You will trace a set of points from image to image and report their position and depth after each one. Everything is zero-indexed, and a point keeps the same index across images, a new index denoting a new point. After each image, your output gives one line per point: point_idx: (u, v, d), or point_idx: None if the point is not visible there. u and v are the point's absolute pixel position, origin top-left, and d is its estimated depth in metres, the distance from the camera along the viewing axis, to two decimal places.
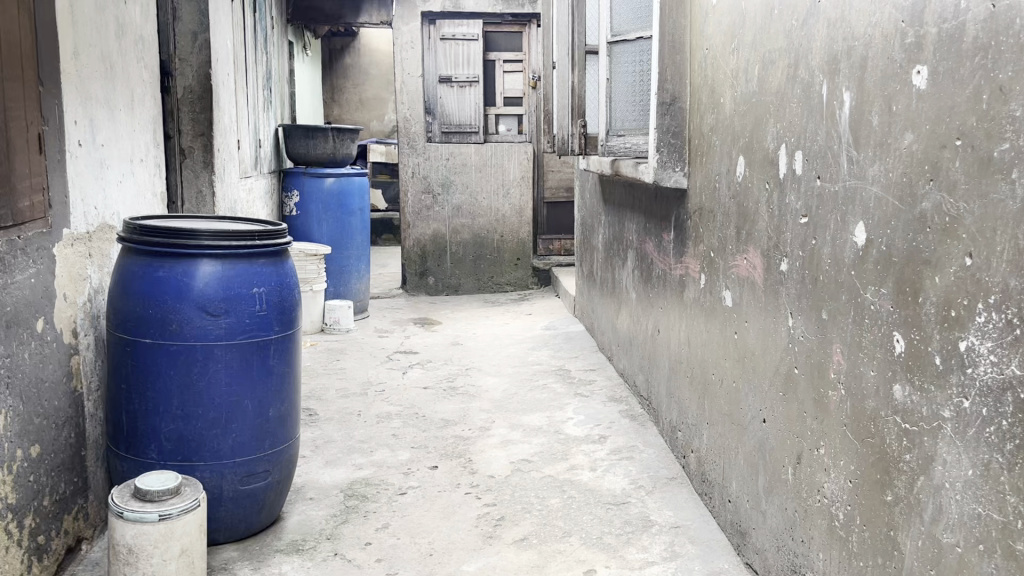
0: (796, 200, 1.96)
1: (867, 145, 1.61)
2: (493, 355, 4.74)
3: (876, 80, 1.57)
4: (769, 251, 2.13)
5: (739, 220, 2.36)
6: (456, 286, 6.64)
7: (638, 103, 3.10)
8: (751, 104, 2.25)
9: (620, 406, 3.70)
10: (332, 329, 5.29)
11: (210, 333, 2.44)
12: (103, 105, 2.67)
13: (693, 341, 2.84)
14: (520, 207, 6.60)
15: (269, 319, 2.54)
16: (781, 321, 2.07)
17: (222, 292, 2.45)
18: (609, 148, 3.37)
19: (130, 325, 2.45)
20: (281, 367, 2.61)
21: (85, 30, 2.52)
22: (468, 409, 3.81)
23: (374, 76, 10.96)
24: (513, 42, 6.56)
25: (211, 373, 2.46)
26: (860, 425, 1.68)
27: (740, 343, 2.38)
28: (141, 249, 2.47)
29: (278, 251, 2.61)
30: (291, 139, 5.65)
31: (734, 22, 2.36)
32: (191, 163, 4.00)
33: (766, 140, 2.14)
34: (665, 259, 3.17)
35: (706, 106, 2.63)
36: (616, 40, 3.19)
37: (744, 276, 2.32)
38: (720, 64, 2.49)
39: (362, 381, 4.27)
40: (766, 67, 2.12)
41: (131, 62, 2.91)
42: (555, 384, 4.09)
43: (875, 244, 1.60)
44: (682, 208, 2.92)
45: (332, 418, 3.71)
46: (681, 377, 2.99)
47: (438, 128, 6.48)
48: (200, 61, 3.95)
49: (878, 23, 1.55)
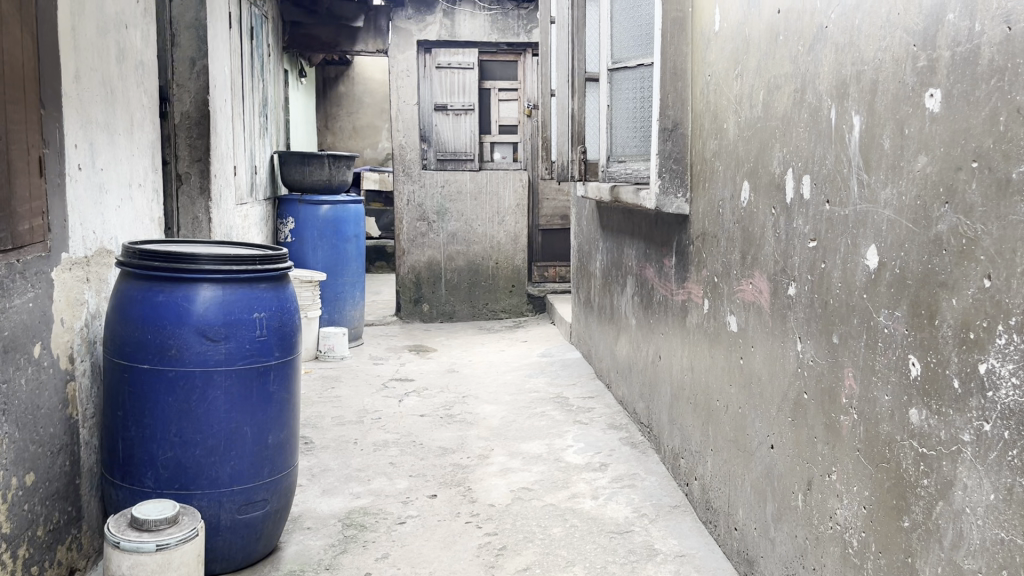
0: (805, 223, 1.96)
1: (879, 168, 1.61)
2: (490, 382, 4.70)
3: (887, 103, 1.57)
4: (776, 275, 2.12)
5: (744, 244, 2.36)
6: (450, 313, 6.62)
7: (639, 130, 3.11)
8: (755, 130, 2.25)
9: (620, 433, 3.67)
10: (327, 356, 5.25)
11: (209, 359, 2.41)
12: (103, 129, 2.65)
13: (696, 367, 2.82)
14: (515, 234, 6.60)
15: (270, 344, 2.51)
16: (789, 345, 2.06)
17: (222, 317, 2.42)
18: (609, 174, 3.38)
19: (127, 350, 2.42)
20: (281, 394, 2.57)
21: (86, 54, 2.51)
22: (466, 437, 3.77)
23: (368, 105, 11.03)
24: (508, 71, 6.62)
25: (210, 399, 2.42)
26: (874, 450, 1.66)
27: (745, 368, 2.36)
28: (140, 273, 2.44)
29: (278, 276, 2.59)
30: (287, 166, 5.64)
31: (738, 48, 2.38)
32: (187, 189, 3.97)
33: (772, 164, 2.14)
34: (666, 285, 3.17)
35: (709, 132, 2.63)
36: (617, 67, 3.21)
37: (750, 300, 2.32)
38: (723, 90, 2.50)
39: (358, 409, 4.22)
40: (771, 93, 2.13)
41: (131, 86, 2.90)
42: (554, 411, 4.05)
43: (887, 267, 1.59)
44: (684, 234, 2.92)
45: (329, 446, 3.67)
46: (683, 404, 2.97)
47: (433, 155, 6.53)
48: (198, 87, 3.94)
49: (889, 47, 1.56)
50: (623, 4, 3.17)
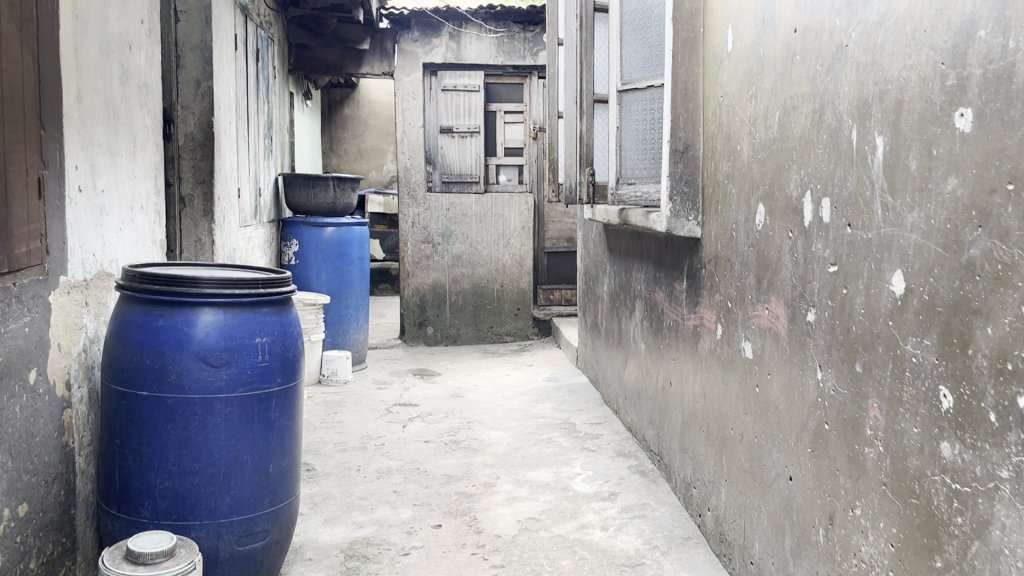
0: (824, 247, 1.90)
1: (904, 190, 1.55)
2: (496, 407, 4.62)
3: (913, 123, 1.51)
4: (794, 300, 2.06)
5: (759, 269, 2.30)
6: (455, 336, 6.55)
7: (649, 152, 3.07)
8: (771, 151, 2.20)
9: (629, 461, 3.59)
10: (330, 380, 5.18)
11: (209, 385, 2.34)
12: (104, 151, 2.61)
13: (708, 394, 2.75)
14: (520, 257, 6.55)
15: (272, 370, 2.45)
16: (808, 374, 1.99)
17: (223, 341, 2.36)
18: (618, 197, 3.33)
19: (126, 376, 2.35)
20: (282, 421, 2.51)
21: (89, 75, 2.47)
22: (471, 464, 3.69)
23: (373, 127, 11.03)
24: (514, 94, 6.59)
25: (209, 427, 2.35)
26: (901, 485, 1.59)
27: (761, 397, 2.29)
28: (140, 297, 2.39)
29: (281, 300, 2.54)
30: (291, 188, 5.60)
31: (752, 68, 2.33)
32: (190, 212, 3.93)
33: (789, 187, 2.08)
34: (676, 310, 3.10)
35: (721, 153, 2.58)
36: (626, 89, 3.17)
37: (766, 326, 2.25)
38: (737, 111, 2.45)
39: (361, 435, 4.14)
40: (787, 114, 2.08)
41: (133, 107, 2.86)
42: (561, 438, 3.97)
43: (914, 293, 1.53)
44: (695, 257, 2.87)
45: (331, 473, 3.59)
46: (695, 431, 2.90)
47: (438, 178, 6.49)
48: (203, 108, 3.91)
49: (914, 66, 1.50)
50: (632, 25, 3.14)
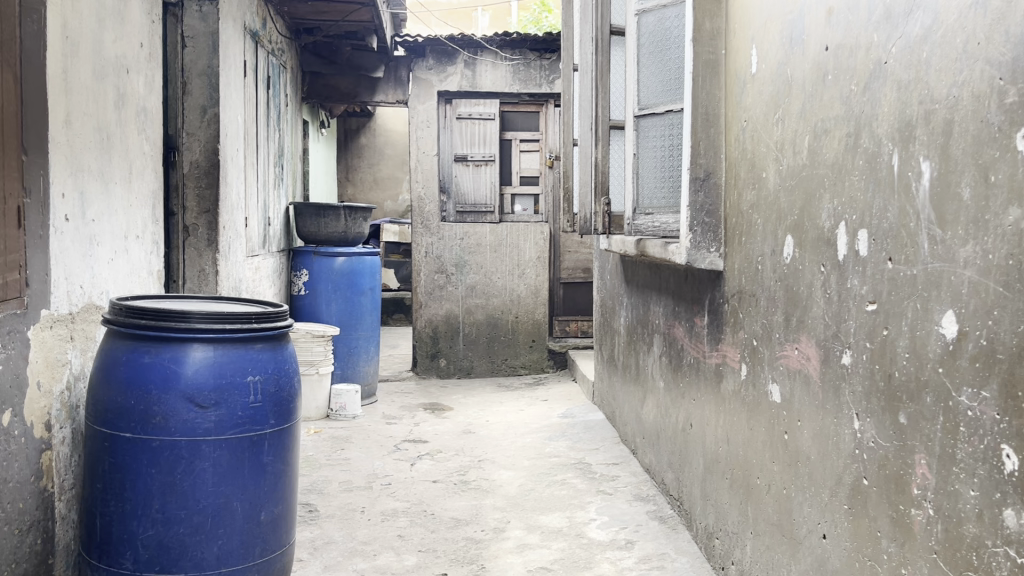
0: (861, 284, 1.73)
1: (956, 223, 1.39)
2: (507, 445, 4.44)
3: (966, 146, 1.36)
4: (827, 341, 1.89)
5: (787, 305, 2.13)
6: (468, 368, 6.39)
7: (668, 180, 2.92)
8: (800, 179, 2.05)
9: (647, 506, 3.39)
10: (338, 415, 5.02)
11: (197, 427, 2.19)
12: (96, 178, 2.49)
13: (732, 439, 2.57)
14: (536, 288, 6.40)
15: (264, 411, 2.30)
16: (844, 423, 1.81)
17: (213, 380, 2.22)
18: (634, 226, 3.16)
19: (109, 417, 2.21)
20: (275, 465, 2.35)
21: (80, 99, 2.36)
22: (481, 507, 3.51)
23: (389, 156, 10.97)
24: (530, 122, 6.48)
25: (196, 473, 2.19)
26: (956, 555, 1.40)
27: (790, 445, 2.11)
28: (126, 332, 2.25)
29: (276, 336, 2.40)
30: (302, 217, 5.49)
31: (779, 90, 2.19)
32: (194, 241, 3.80)
33: (820, 217, 1.93)
34: (697, 347, 2.93)
35: (745, 181, 2.43)
36: (644, 114, 3.02)
37: (796, 368, 2.08)
38: (762, 136, 2.30)
39: (367, 473, 3.98)
40: (818, 138, 1.93)
41: (130, 133, 2.75)
42: (576, 479, 3.78)
43: (970, 336, 1.36)
44: (717, 291, 2.70)
45: (334, 515, 3.42)
46: (718, 478, 2.71)
47: (452, 207, 6.37)
48: (209, 135, 3.80)
49: (967, 82, 1.36)
50: (650, 47, 2.99)
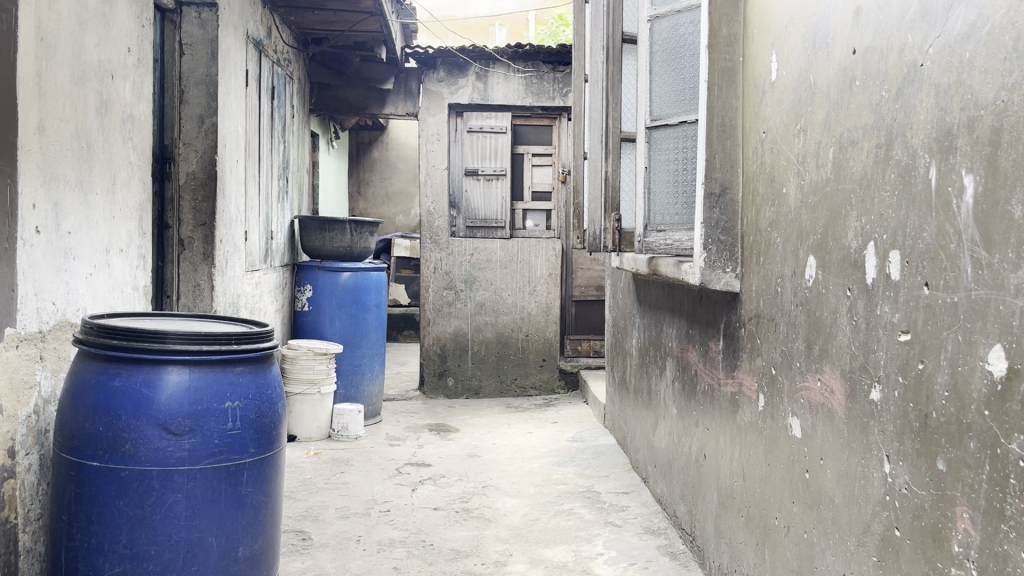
0: (893, 310, 1.55)
1: (1005, 246, 1.22)
2: (514, 471, 4.26)
3: (1017, 157, 1.19)
4: (854, 373, 1.71)
5: (809, 332, 1.95)
6: (477, 388, 6.22)
7: (682, 195, 2.75)
8: (823, 195, 1.88)
9: (658, 540, 3.19)
10: (340, 435, 4.86)
11: (169, 456, 2.04)
12: (74, 188, 2.36)
13: (748, 474, 2.39)
14: (547, 305, 6.23)
15: (244, 439, 2.15)
16: (873, 467, 1.63)
17: (187, 406, 2.07)
18: (646, 244, 2.98)
19: (77, 445, 2.06)
20: (255, 497, 2.20)
21: (55, 104, 2.23)
22: (482, 538, 3.33)
23: (402, 170, 10.88)
24: (542, 136, 6.34)
25: (168, 506, 2.04)
26: None
27: (812, 485, 1.93)
28: (97, 354, 2.10)
29: (259, 358, 2.26)
30: (307, 231, 5.36)
31: (801, 98, 2.02)
32: (190, 255, 3.67)
33: (847, 237, 1.75)
34: (712, 372, 2.75)
35: (764, 197, 2.26)
36: (656, 125, 2.86)
37: (818, 401, 1.90)
38: (782, 148, 2.13)
39: (366, 499, 3.81)
40: (845, 149, 1.77)
41: (115, 142, 2.62)
42: (583, 510, 3.59)
43: (1021, 376, 1.18)
44: (732, 314, 2.52)
45: (328, 544, 3.25)
46: (732, 515, 2.52)
47: (462, 222, 6.22)
48: (206, 146, 3.68)
49: (1019, 84, 1.19)
50: (663, 55, 2.83)
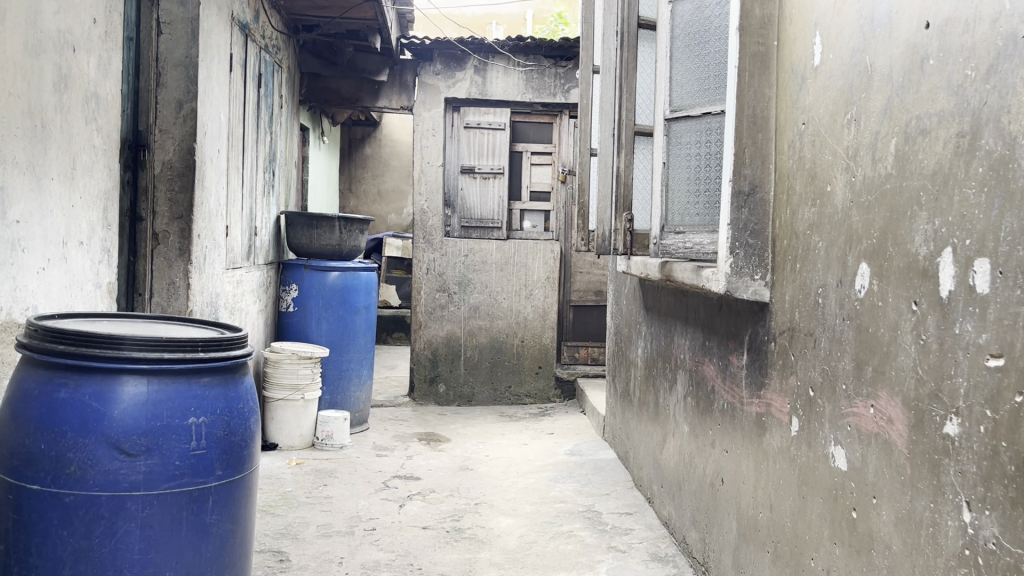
0: (978, 330, 1.31)
1: None
2: (508, 486, 4.00)
3: None
4: (921, 401, 1.46)
5: (859, 350, 1.71)
6: (469, 395, 5.96)
7: (705, 194, 2.51)
8: (881, 193, 1.63)
9: (666, 569, 2.94)
10: (324, 444, 4.59)
11: (122, 480, 1.77)
12: (26, 172, 2.09)
13: (777, 506, 2.13)
14: (543, 310, 5.97)
15: (209, 459, 1.89)
16: (948, 513, 1.38)
17: (144, 422, 1.80)
18: (662, 247, 2.73)
19: (16, 464, 1.79)
20: (221, 525, 1.93)
21: (2, 74, 1.96)
22: (474, 562, 3.07)
23: (394, 168, 10.62)
24: (542, 134, 6.09)
25: (120, 536, 1.76)
26: None
27: (861, 526, 1.68)
28: (42, 361, 1.83)
29: (229, 368, 2.00)
30: (293, 228, 5.09)
31: (852, 83, 1.78)
32: (164, 250, 3.40)
33: (912, 243, 1.51)
34: (733, 390, 2.50)
35: (802, 197, 2.01)
36: (676, 117, 2.60)
37: (870, 431, 1.65)
38: (827, 141, 1.89)
39: (349, 515, 3.55)
40: (911, 140, 1.52)
41: (75, 122, 2.35)
42: (583, 532, 3.34)
43: None
44: (760, 327, 2.27)
45: (307, 566, 2.97)
46: (755, 549, 2.27)
47: (457, 222, 5.96)
48: (184, 133, 3.42)
49: None
50: (686, 40, 2.58)
